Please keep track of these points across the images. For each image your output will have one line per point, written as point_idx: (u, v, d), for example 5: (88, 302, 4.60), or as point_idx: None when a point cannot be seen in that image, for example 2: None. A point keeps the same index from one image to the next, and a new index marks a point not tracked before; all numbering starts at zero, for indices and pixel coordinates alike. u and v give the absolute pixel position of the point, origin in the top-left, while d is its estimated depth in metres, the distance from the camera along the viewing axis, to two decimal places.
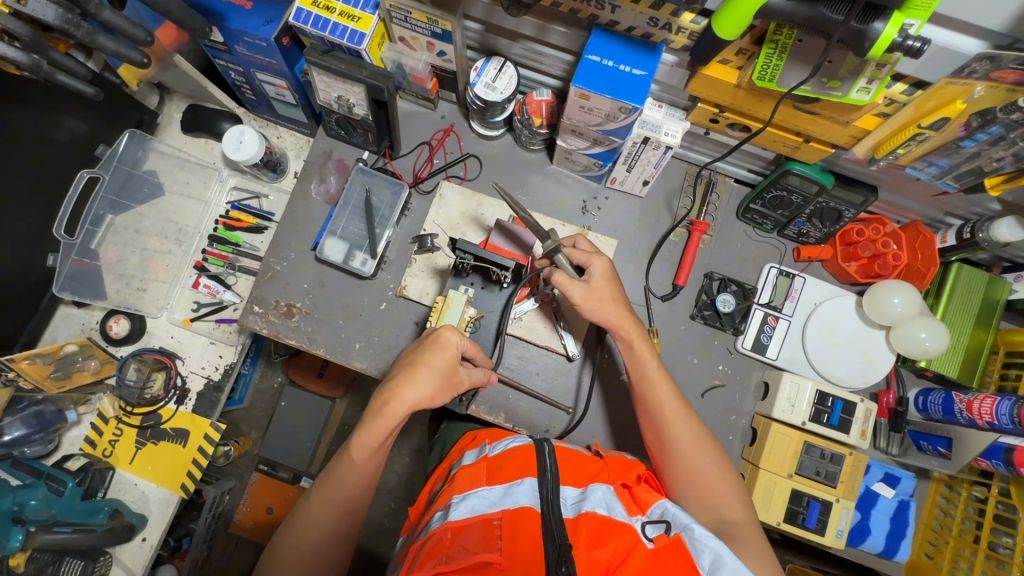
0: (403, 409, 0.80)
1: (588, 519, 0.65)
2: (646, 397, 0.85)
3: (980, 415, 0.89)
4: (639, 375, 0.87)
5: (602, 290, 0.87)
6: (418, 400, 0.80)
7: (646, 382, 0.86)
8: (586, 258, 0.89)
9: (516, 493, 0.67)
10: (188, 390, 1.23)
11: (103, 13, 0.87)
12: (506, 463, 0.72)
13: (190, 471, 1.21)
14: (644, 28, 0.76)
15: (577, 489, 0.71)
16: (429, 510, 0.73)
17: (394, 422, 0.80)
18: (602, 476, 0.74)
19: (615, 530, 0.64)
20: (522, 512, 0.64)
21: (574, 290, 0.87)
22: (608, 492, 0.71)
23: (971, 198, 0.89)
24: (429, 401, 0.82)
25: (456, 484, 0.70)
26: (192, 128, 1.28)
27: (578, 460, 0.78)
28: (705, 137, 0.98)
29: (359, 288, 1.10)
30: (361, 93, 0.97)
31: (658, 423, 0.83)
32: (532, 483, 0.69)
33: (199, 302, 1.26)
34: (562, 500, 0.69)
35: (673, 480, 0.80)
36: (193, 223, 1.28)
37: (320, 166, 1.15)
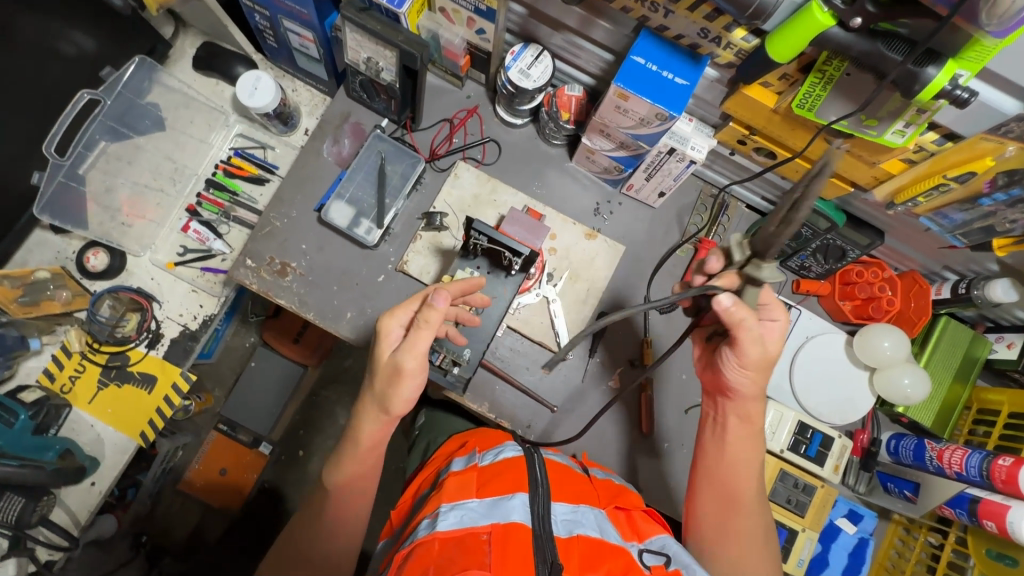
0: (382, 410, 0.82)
1: (580, 541, 0.65)
2: (726, 463, 0.85)
3: (949, 465, 0.92)
4: (739, 445, 0.85)
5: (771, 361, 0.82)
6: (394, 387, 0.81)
7: (740, 455, 0.85)
8: (771, 312, 0.82)
9: (506, 504, 0.66)
10: (162, 335, 1.18)
11: None
12: (497, 478, 0.71)
13: (152, 420, 1.16)
14: (693, 38, 0.75)
15: (570, 506, 0.71)
16: (415, 518, 0.72)
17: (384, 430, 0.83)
18: (592, 498, 0.75)
19: (608, 554, 0.65)
20: (513, 528, 0.63)
21: (750, 351, 0.79)
22: (599, 516, 0.72)
23: (973, 255, 0.91)
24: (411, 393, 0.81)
25: (445, 492, 0.70)
26: (204, 67, 1.22)
27: (570, 478, 0.78)
28: (728, 158, 0.99)
29: (358, 257, 1.07)
30: (392, 59, 0.95)
31: (737, 507, 0.83)
32: (524, 496, 0.68)
33: (186, 247, 1.21)
34: (554, 517, 0.68)
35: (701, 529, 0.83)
36: (192, 163, 1.24)
37: (336, 126, 1.11)
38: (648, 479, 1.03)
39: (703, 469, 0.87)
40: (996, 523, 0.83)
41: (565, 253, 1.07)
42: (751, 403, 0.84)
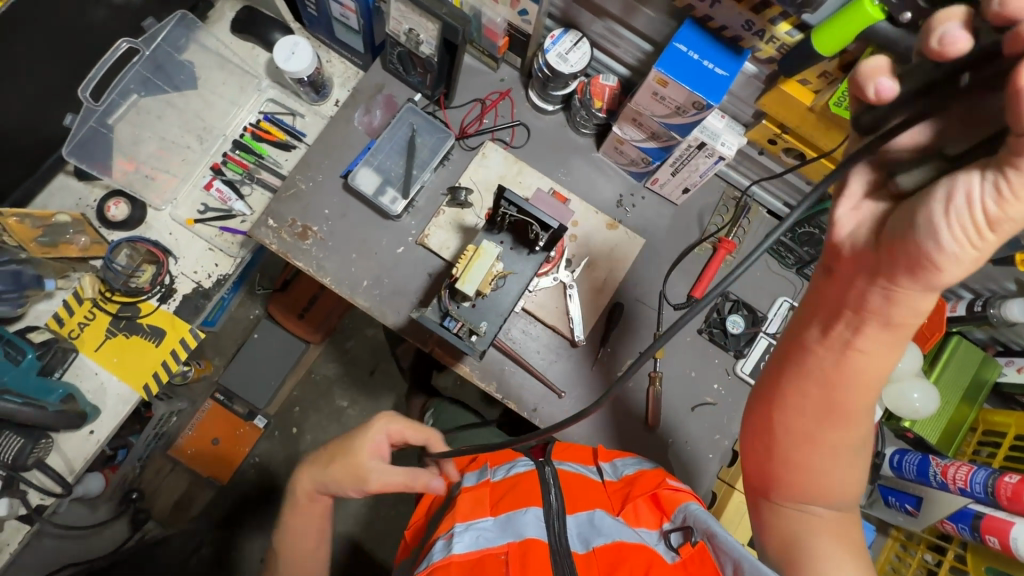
0: (340, 462, 0.90)
1: (597, 555, 0.70)
2: (851, 370, 0.61)
3: (953, 481, 0.90)
4: (867, 359, 0.60)
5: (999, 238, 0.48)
6: (370, 457, 0.90)
7: (866, 371, 0.61)
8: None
9: (518, 523, 0.72)
10: (175, 291, 1.18)
11: None
12: (511, 496, 0.77)
13: (156, 374, 1.15)
14: (737, 30, 0.77)
15: (584, 516, 0.76)
16: (432, 535, 0.79)
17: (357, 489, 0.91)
18: (605, 504, 0.79)
19: (629, 552, 0.68)
20: (529, 543, 0.69)
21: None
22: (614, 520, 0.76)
23: (991, 273, 0.92)
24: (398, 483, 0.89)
25: (459, 511, 0.77)
26: (242, 29, 1.23)
27: (579, 484, 0.83)
28: (756, 159, 0.99)
29: (379, 226, 1.07)
30: (434, 32, 0.96)
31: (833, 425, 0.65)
32: (537, 512, 0.73)
33: (207, 205, 1.21)
34: (568, 532, 0.74)
35: (787, 454, 0.69)
36: (220, 124, 1.24)
37: (369, 97, 1.12)
38: None
39: (814, 375, 0.64)
40: (998, 538, 0.83)
41: (586, 240, 1.07)
42: (923, 295, 0.53)
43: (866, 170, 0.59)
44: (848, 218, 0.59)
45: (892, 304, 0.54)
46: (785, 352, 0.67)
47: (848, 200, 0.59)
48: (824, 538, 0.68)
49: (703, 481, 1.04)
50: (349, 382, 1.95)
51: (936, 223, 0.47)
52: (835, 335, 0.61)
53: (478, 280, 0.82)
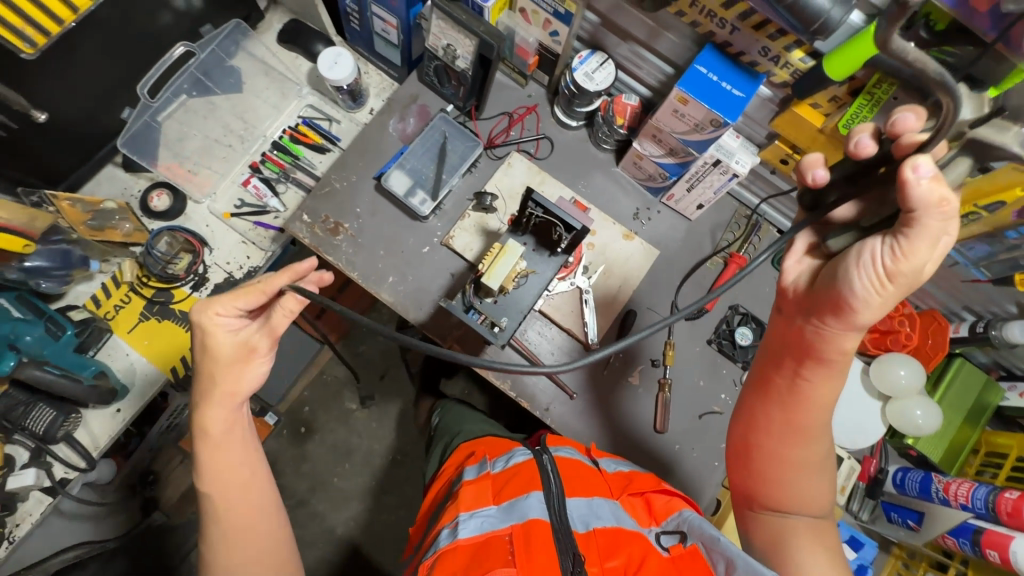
0: (224, 356, 0.75)
1: (597, 536, 0.74)
2: (805, 397, 0.73)
3: (955, 497, 0.93)
4: (817, 384, 0.72)
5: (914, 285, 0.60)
6: (229, 337, 0.74)
7: (818, 394, 0.73)
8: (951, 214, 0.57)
9: (523, 507, 0.75)
10: (206, 279, 1.23)
11: None
12: (514, 482, 0.80)
13: (183, 358, 1.20)
14: (754, 56, 0.83)
15: (584, 500, 0.79)
16: (435, 526, 0.80)
17: (263, 369, 0.78)
18: (602, 490, 0.82)
19: (627, 539, 0.74)
20: (533, 524, 0.72)
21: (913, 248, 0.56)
22: (614, 507, 0.79)
23: (992, 296, 0.96)
24: (235, 355, 0.75)
25: (462, 501, 0.78)
26: (288, 40, 1.32)
27: (580, 471, 0.84)
28: (768, 178, 1.05)
29: (407, 226, 1.13)
30: (471, 47, 1.03)
31: (796, 437, 0.76)
32: (540, 496, 0.76)
33: (244, 201, 1.28)
34: (570, 514, 0.77)
35: (761, 468, 0.79)
36: (262, 126, 1.32)
37: (404, 106, 1.19)
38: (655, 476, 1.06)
39: (777, 399, 0.76)
40: (999, 552, 0.85)
41: (603, 249, 1.13)
42: (846, 334, 0.65)
43: (804, 231, 0.73)
44: (793, 269, 0.72)
45: (825, 341, 0.67)
46: (752, 383, 0.80)
47: (795, 254, 0.73)
48: (805, 537, 0.76)
49: (709, 488, 1.06)
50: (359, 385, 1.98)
51: (850, 273, 0.60)
52: (788, 367, 0.74)
53: (503, 276, 0.86)
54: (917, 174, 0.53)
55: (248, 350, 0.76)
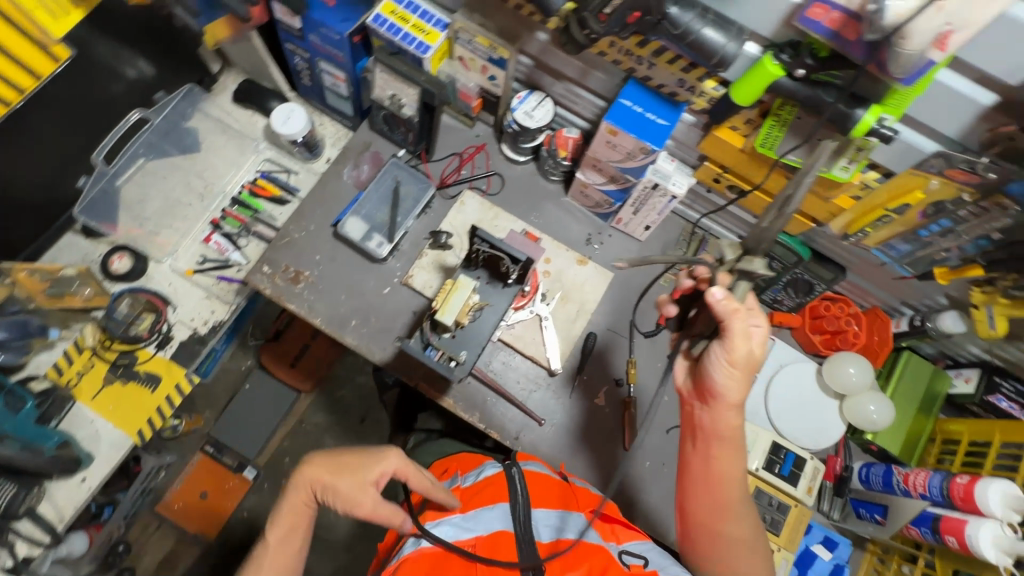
0: (355, 465, 0.86)
1: (561, 543, 0.77)
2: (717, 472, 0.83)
3: (914, 487, 0.96)
4: (723, 458, 0.83)
5: (755, 363, 0.81)
6: (371, 501, 0.84)
7: (725, 467, 0.83)
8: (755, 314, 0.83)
9: (486, 518, 0.78)
10: (172, 337, 1.24)
11: None
12: (480, 493, 0.82)
13: (150, 419, 1.19)
14: (673, 87, 0.89)
15: (550, 511, 0.82)
16: (404, 537, 0.83)
17: (347, 508, 0.85)
18: (572, 502, 0.85)
19: (589, 552, 0.75)
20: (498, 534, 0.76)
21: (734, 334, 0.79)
22: (579, 519, 0.82)
23: (923, 289, 1.01)
24: (354, 487, 0.84)
25: (430, 513, 0.82)
26: (243, 99, 1.37)
27: (550, 484, 0.87)
28: (706, 196, 1.11)
29: (367, 269, 1.16)
30: (415, 96, 1.09)
31: (721, 509, 0.82)
32: (504, 508, 0.79)
33: (206, 257, 1.29)
34: (535, 523, 0.79)
35: (694, 540, 0.84)
36: (221, 182, 1.34)
37: (357, 153, 1.24)
38: (628, 493, 1.07)
39: (695, 474, 0.85)
40: (956, 538, 0.87)
41: (558, 275, 1.16)
42: (727, 410, 0.83)
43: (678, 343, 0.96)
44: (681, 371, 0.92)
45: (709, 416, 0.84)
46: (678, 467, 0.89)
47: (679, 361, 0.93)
48: None
49: None
50: (339, 430, 1.94)
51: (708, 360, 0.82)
52: (698, 446, 0.86)
53: (457, 309, 0.90)
54: (717, 297, 0.77)
55: (367, 487, 0.85)
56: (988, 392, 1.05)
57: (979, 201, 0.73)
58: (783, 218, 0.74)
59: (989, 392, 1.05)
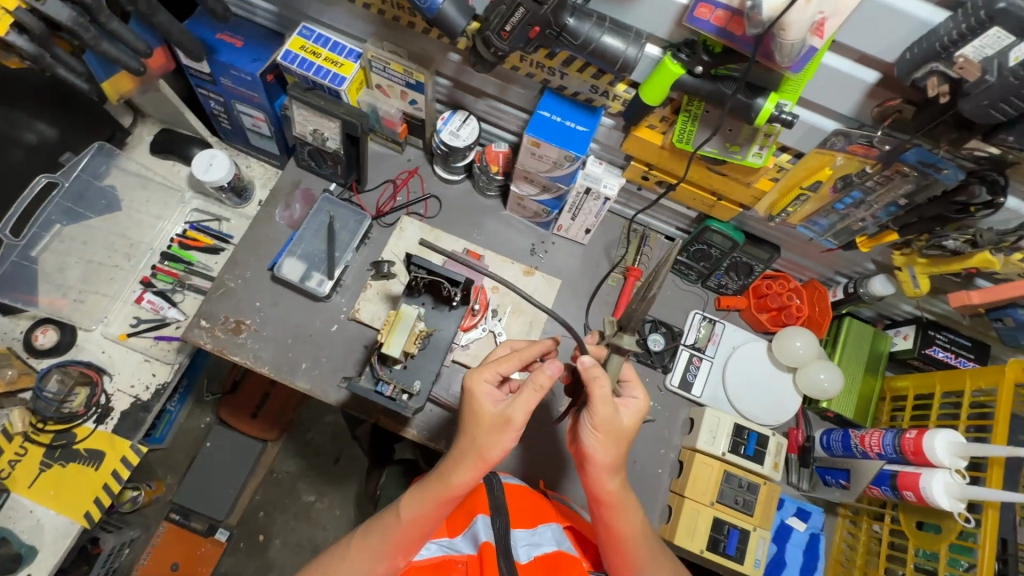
0: (486, 420, 0.76)
1: (538, 562, 0.79)
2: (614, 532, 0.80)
3: (871, 448, 1.00)
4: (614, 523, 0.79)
5: (625, 431, 0.77)
6: (494, 407, 0.77)
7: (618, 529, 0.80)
8: (632, 386, 0.82)
9: (472, 534, 0.83)
10: (112, 409, 1.16)
11: (113, 23, 0.88)
12: (466, 509, 0.89)
13: (98, 498, 1.12)
14: (587, 94, 0.91)
15: (529, 529, 0.83)
16: None
17: (513, 443, 0.76)
18: (548, 515, 0.87)
19: (565, 563, 0.79)
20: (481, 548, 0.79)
21: (601, 409, 0.74)
22: (557, 532, 0.85)
23: (851, 257, 1.06)
24: (492, 424, 0.76)
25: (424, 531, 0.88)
26: (161, 150, 1.31)
27: (530, 498, 0.89)
28: (638, 194, 1.13)
29: (311, 309, 1.13)
30: (336, 128, 1.07)
31: (628, 564, 0.80)
32: (484, 521, 0.83)
33: (140, 318, 1.23)
34: (515, 544, 0.81)
35: None
36: (147, 239, 1.28)
37: (287, 193, 1.20)
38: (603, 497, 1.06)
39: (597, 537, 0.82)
40: (914, 492, 0.90)
41: (508, 289, 1.15)
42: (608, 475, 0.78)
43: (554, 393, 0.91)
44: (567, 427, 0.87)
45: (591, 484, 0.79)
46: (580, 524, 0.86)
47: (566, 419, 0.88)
48: None
49: (658, 495, 1.08)
50: (314, 475, 1.83)
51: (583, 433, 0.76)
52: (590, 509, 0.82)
53: (402, 341, 0.88)
54: (582, 362, 0.75)
55: (504, 420, 0.75)
56: (926, 345, 1.09)
57: (882, 171, 0.76)
58: (646, 303, 0.71)
59: (925, 346, 1.09)
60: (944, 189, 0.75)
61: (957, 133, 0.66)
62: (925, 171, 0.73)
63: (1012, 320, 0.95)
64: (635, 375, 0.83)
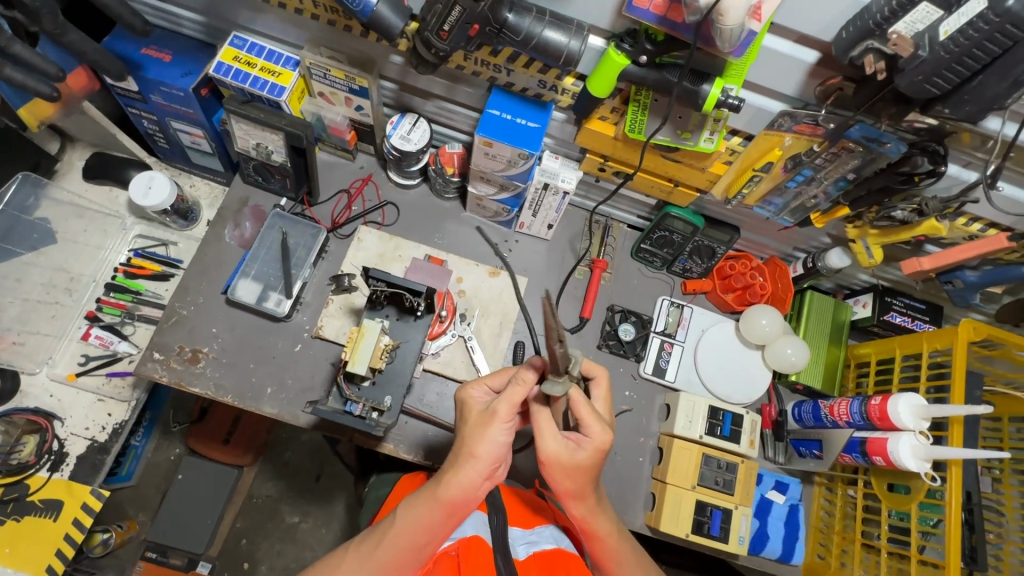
0: (474, 418, 0.76)
1: (536, 558, 0.78)
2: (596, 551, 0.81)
3: (840, 417, 1.02)
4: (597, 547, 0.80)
5: (578, 466, 0.75)
6: (481, 408, 0.78)
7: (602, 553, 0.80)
8: (588, 422, 0.75)
9: (466, 528, 0.80)
10: (66, 454, 1.10)
11: (15, 46, 0.81)
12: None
13: (60, 550, 1.07)
14: (536, 89, 0.89)
15: (526, 530, 0.84)
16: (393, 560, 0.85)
17: (504, 437, 0.74)
18: (544, 517, 0.88)
19: (562, 559, 0.79)
20: (474, 540, 0.77)
21: (549, 444, 0.74)
22: (553, 532, 0.86)
23: (808, 233, 1.08)
24: (480, 421, 0.75)
25: None
26: (95, 175, 1.24)
27: (525, 500, 0.91)
28: (596, 185, 1.13)
29: (272, 330, 1.09)
30: (280, 141, 1.02)
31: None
32: (480, 519, 0.82)
33: (88, 355, 1.16)
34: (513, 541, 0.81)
35: None
36: (88, 271, 1.20)
37: (235, 211, 1.15)
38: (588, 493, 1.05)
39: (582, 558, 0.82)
40: (883, 457, 0.93)
41: (474, 292, 1.14)
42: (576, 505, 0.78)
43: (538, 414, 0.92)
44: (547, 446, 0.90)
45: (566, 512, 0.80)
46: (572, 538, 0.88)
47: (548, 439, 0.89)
48: None
49: (640, 483, 1.08)
50: (295, 496, 1.76)
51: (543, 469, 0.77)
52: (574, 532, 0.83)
53: (368, 357, 0.85)
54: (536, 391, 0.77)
55: (490, 415, 0.74)
56: (884, 312, 1.12)
57: (829, 149, 0.77)
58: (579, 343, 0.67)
59: (884, 312, 1.12)
60: (888, 161, 0.76)
61: (897, 107, 0.67)
62: (869, 146, 0.74)
63: (960, 282, 0.99)
64: (589, 408, 0.76)
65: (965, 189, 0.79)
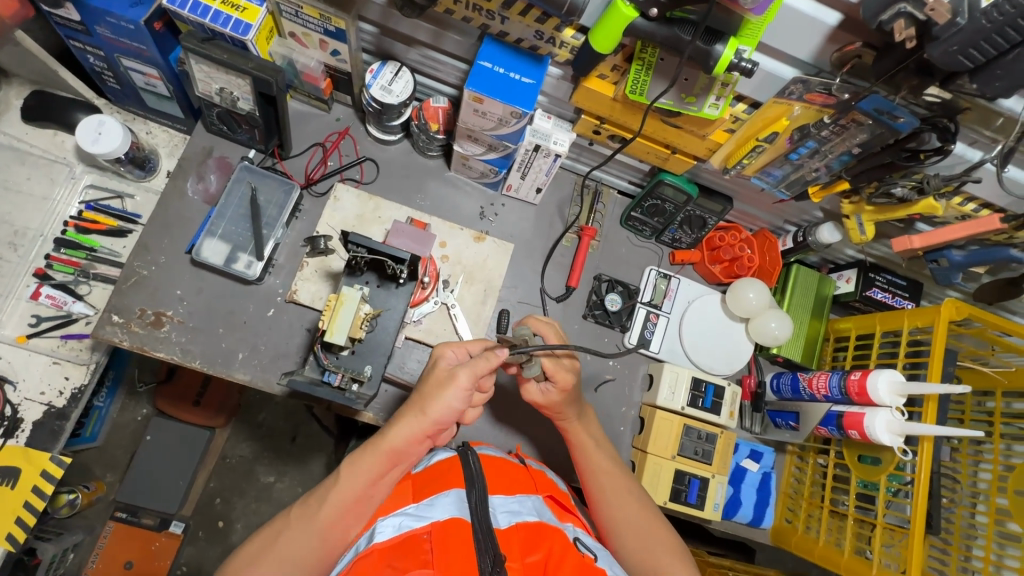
0: (433, 378, 0.80)
1: (519, 529, 0.73)
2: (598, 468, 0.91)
3: (818, 390, 1.04)
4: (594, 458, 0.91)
5: (559, 406, 0.89)
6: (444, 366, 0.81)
7: (594, 463, 0.91)
8: (554, 371, 0.88)
9: (440, 506, 0.72)
10: (22, 420, 1.03)
11: None
12: (431, 482, 0.78)
13: (20, 519, 1.02)
14: (532, 41, 0.82)
15: (507, 497, 0.78)
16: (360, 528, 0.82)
17: (458, 401, 0.78)
18: (528, 485, 0.82)
19: (547, 532, 0.74)
20: (450, 523, 0.70)
21: (533, 396, 0.91)
22: (537, 502, 0.80)
23: (801, 206, 1.07)
24: (438, 383, 0.79)
25: (382, 507, 0.77)
26: (36, 117, 1.11)
27: (506, 468, 0.85)
28: (590, 148, 1.07)
29: (243, 292, 1.02)
30: (247, 87, 0.93)
31: (600, 475, 0.90)
32: (459, 493, 0.75)
33: (40, 315, 1.07)
34: (494, 511, 0.75)
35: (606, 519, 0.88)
36: (35, 224, 1.10)
37: (199, 163, 1.06)
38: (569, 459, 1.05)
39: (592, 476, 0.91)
40: (858, 430, 0.95)
41: (457, 258, 1.08)
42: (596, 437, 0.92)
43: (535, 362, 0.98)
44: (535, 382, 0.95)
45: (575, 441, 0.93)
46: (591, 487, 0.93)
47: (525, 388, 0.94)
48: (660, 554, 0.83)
49: (621, 453, 1.10)
50: (270, 456, 1.71)
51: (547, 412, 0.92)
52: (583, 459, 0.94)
53: (347, 327, 0.81)
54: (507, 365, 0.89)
55: (449, 378, 0.78)
56: (867, 288, 1.12)
57: (838, 120, 0.74)
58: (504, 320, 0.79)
59: (867, 288, 1.13)
60: (896, 137, 0.73)
61: (918, 79, 0.64)
62: (880, 118, 0.71)
63: (946, 261, 0.99)
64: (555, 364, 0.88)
65: (968, 168, 0.77)
